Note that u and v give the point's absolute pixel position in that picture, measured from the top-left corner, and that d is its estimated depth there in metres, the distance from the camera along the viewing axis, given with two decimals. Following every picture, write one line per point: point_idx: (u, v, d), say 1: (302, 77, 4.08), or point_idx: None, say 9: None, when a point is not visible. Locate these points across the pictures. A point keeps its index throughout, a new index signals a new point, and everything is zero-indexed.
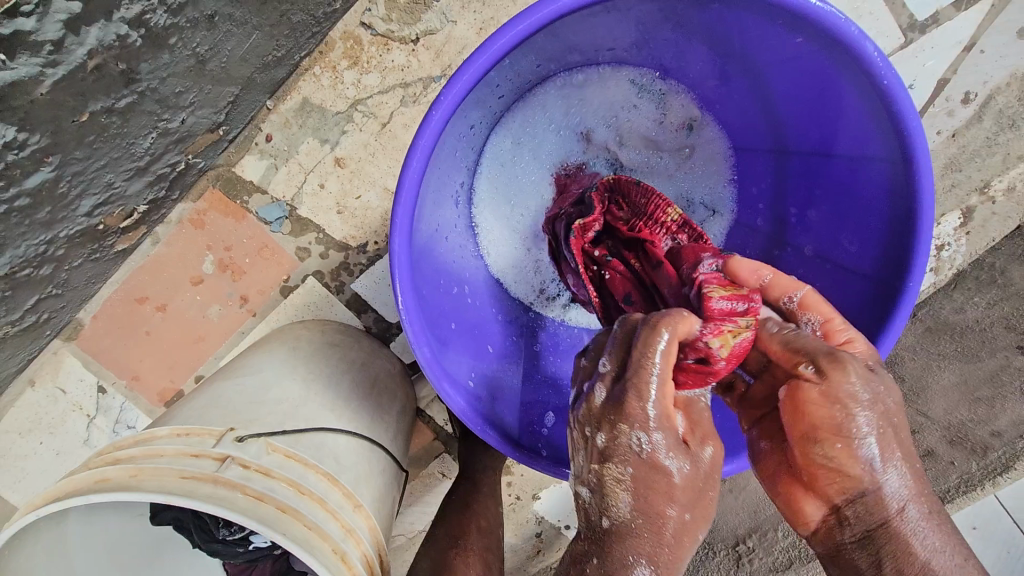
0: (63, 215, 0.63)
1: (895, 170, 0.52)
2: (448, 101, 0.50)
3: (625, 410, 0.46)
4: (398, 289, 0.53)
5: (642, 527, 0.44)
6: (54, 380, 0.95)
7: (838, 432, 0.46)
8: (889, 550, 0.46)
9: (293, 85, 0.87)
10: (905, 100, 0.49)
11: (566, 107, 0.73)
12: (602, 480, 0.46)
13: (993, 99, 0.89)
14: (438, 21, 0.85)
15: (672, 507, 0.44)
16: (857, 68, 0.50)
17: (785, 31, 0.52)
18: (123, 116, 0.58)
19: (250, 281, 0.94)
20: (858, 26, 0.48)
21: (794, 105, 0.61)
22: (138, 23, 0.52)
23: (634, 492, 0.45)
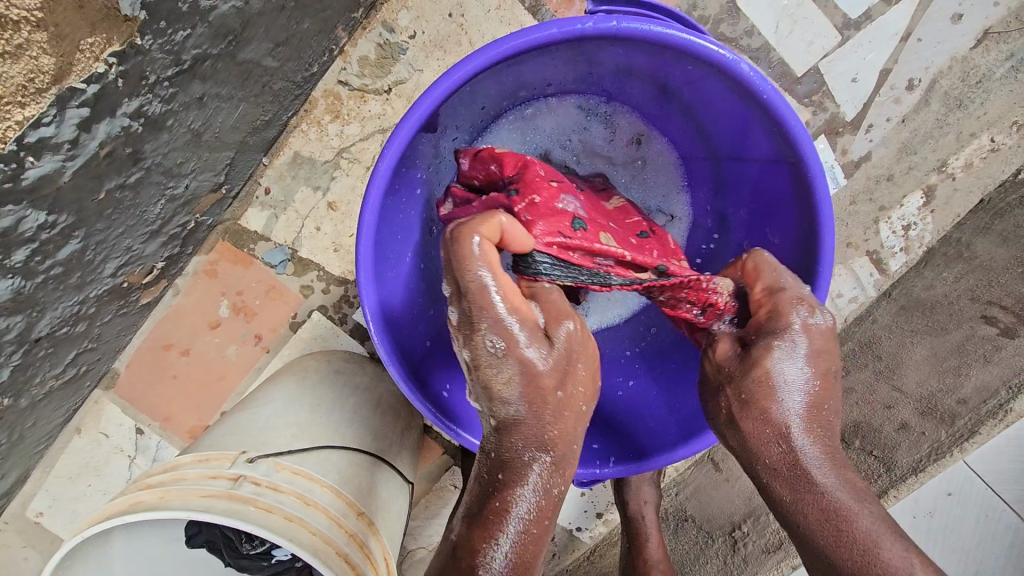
0: (92, 278, 0.73)
1: (796, 168, 0.60)
2: (389, 154, 0.59)
3: (483, 319, 0.50)
4: (368, 317, 0.62)
5: (524, 426, 0.50)
6: (97, 427, 1.06)
7: (741, 402, 0.51)
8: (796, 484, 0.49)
9: (284, 142, 0.96)
10: (788, 109, 0.57)
11: (523, 136, 0.80)
12: (483, 383, 0.51)
13: (937, 83, 0.93)
14: (407, 71, 0.94)
15: (547, 394, 0.51)
16: (743, 85, 0.58)
17: (679, 61, 0.61)
18: (134, 189, 0.68)
19: (262, 320, 1.03)
20: (730, 51, 0.56)
21: (714, 117, 0.68)
22: (138, 114, 0.60)
23: (514, 384, 0.50)
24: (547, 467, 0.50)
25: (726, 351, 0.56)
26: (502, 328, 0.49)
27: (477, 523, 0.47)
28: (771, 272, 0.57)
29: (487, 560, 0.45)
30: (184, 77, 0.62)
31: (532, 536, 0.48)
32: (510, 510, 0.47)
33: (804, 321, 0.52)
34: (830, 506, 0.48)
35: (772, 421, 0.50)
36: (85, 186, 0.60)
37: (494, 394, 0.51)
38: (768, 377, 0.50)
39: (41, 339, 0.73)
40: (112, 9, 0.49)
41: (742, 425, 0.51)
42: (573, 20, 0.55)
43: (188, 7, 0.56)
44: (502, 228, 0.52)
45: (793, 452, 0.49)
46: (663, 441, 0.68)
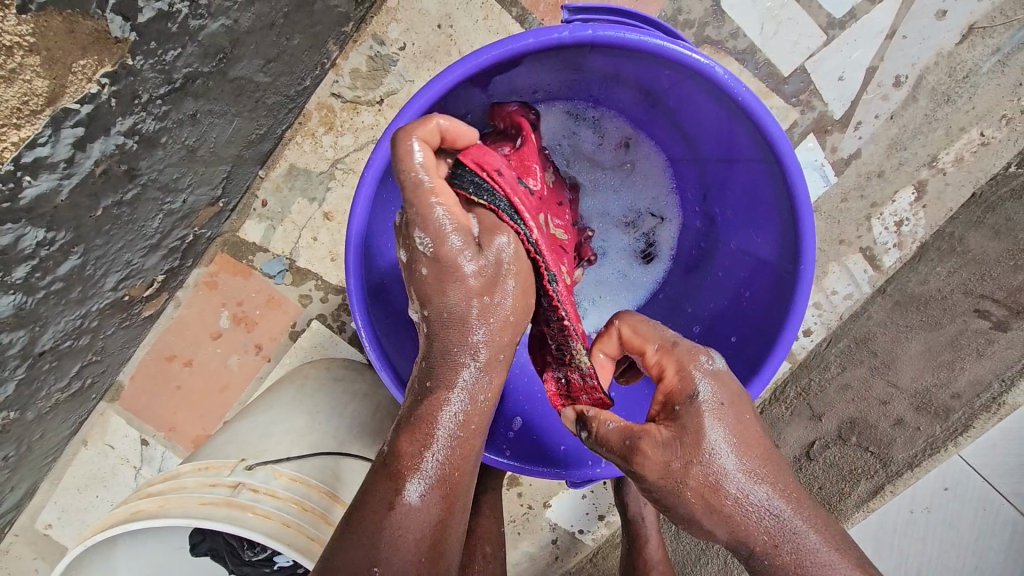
0: (93, 292, 0.75)
1: (775, 168, 0.61)
2: (375, 164, 0.60)
3: (418, 216, 0.52)
4: (359, 324, 0.64)
5: (450, 345, 0.54)
6: (103, 438, 1.08)
7: (708, 482, 0.49)
8: (749, 525, 0.49)
9: (280, 154, 0.98)
10: (764, 113, 0.58)
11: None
12: (418, 294, 0.55)
13: (924, 79, 0.93)
14: (398, 82, 0.95)
15: (474, 312, 0.53)
16: (720, 90, 0.59)
17: (657, 66, 0.62)
18: (131, 205, 0.70)
19: (262, 330, 1.05)
20: (706, 56, 0.57)
21: (696, 120, 0.69)
22: (132, 132, 0.61)
23: (439, 288, 0.53)
24: (472, 378, 0.54)
25: (658, 437, 0.51)
26: (426, 231, 0.52)
27: (403, 432, 0.53)
28: (649, 331, 0.60)
29: (413, 468, 0.51)
30: (176, 95, 0.64)
31: (458, 444, 0.53)
32: (435, 423, 0.52)
33: (708, 369, 0.53)
34: (806, 560, 0.49)
35: (740, 491, 0.49)
36: (82, 203, 0.62)
37: (428, 302, 0.54)
38: (711, 445, 0.50)
39: (45, 353, 0.74)
40: (102, 32, 0.51)
41: (719, 507, 0.49)
42: (550, 30, 0.56)
43: (178, 28, 0.58)
44: (442, 131, 0.53)
45: (770, 513, 0.49)
46: None
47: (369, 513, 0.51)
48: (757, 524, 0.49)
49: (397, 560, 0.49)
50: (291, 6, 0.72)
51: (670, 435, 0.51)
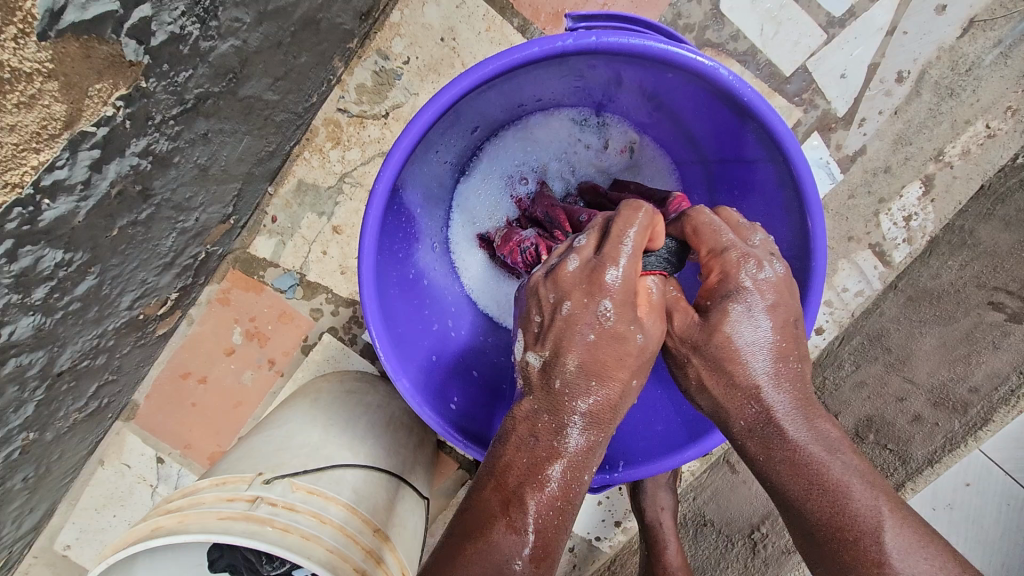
0: (110, 311, 0.76)
1: (783, 165, 0.61)
2: (387, 175, 0.61)
3: (601, 283, 0.52)
4: (373, 334, 0.64)
5: (571, 404, 0.52)
6: (120, 458, 1.09)
7: (711, 365, 0.52)
8: (735, 400, 0.52)
9: (288, 170, 0.99)
10: (771, 110, 0.58)
11: (524, 149, 0.82)
12: (562, 342, 0.53)
13: (926, 74, 0.93)
14: (403, 96, 0.97)
15: (617, 387, 0.52)
16: (724, 91, 0.59)
17: (659, 70, 0.63)
18: (145, 225, 0.71)
19: (275, 345, 1.06)
20: (709, 57, 0.58)
21: (700, 121, 0.70)
22: (145, 153, 0.63)
23: (591, 358, 0.52)
24: (588, 444, 0.52)
25: (683, 321, 0.54)
26: (615, 299, 0.51)
27: (525, 483, 0.51)
28: (711, 228, 0.56)
29: (529, 514, 0.50)
30: (188, 115, 0.65)
31: (566, 498, 0.51)
32: (548, 473, 0.51)
33: (753, 276, 0.52)
34: (781, 447, 0.51)
35: (737, 383, 0.51)
36: (98, 224, 0.63)
37: (571, 363, 0.52)
38: (722, 338, 0.51)
39: (63, 373, 0.76)
40: (117, 56, 0.52)
41: (713, 386, 0.53)
42: (554, 38, 0.57)
43: (189, 49, 0.59)
44: (659, 226, 0.54)
45: (765, 411, 0.51)
46: (670, 442, 0.69)
47: (481, 555, 0.49)
48: (745, 404, 0.51)
49: None
50: (298, 25, 0.74)
51: (693, 324, 0.53)
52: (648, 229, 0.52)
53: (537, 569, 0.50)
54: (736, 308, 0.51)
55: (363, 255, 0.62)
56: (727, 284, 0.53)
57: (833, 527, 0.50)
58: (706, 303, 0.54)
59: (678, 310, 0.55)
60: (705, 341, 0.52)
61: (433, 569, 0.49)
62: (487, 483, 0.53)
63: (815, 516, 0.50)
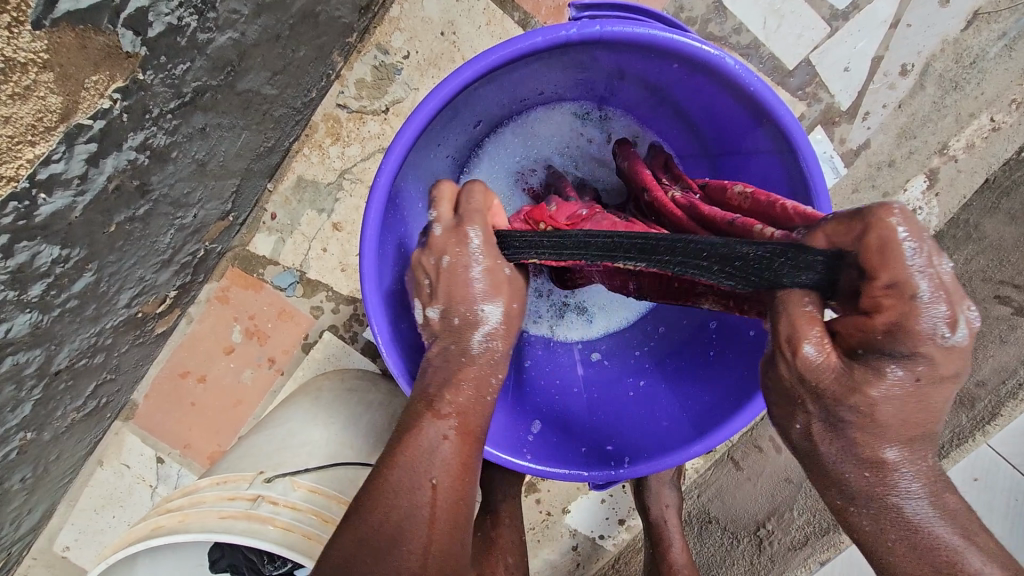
0: (108, 309, 0.76)
1: (790, 155, 0.60)
2: (389, 167, 0.60)
3: (467, 233, 0.58)
4: (375, 330, 0.63)
5: (474, 321, 0.58)
6: (119, 458, 1.10)
7: (828, 419, 0.41)
8: (850, 469, 0.41)
9: (288, 167, 0.98)
10: (776, 99, 0.58)
11: (524, 142, 0.81)
12: (452, 288, 0.58)
13: (930, 67, 0.92)
14: (403, 91, 0.96)
15: (506, 307, 0.59)
16: (729, 81, 0.59)
17: (664, 61, 0.62)
18: (143, 221, 0.70)
19: (275, 343, 1.06)
20: (714, 47, 0.57)
21: (705, 113, 0.69)
22: (143, 147, 0.62)
23: (478, 289, 0.58)
24: (494, 349, 0.58)
25: (813, 358, 0.40)
26: (483, 240, 0.59)
27: (443, 387, 0.55)
28: (898, 253, 0.36)
29: (452, 401, 0.54)
30: (186, 109, 0.64)
31: (486, 393, 0.57)
32: (465, 376, 0.56)
33: (934, 334, 0.37)
34: (904, 531, 0.41)
35: (859, 447, 0.41)
36: (95, 220, 0.62)
37: (466, 298, 0.58)
38: (858, 396, 0.39)
39: (61, 372, 0.75)
40: (113, 47, 0.51)
41: (825, 450, 0.42)
42: (557, 28, 0.56)
43: (187, 41, 0.59)
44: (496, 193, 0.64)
45: (887, 485, 0.41)
46: (676, 438, 0.69)
47: (413, 439, 0.52)
48: (864, 476, 0.41)
49: (448, 487, 0.51)
50: (297, 18, 0.73)
51: (830, 370, 0.40)
52: (489, 194, 0.62)
53: (466, 447, 0.54)
54: (895, 371, 0.38)
55: (364, 248, 0.62)
56: (892, 340, 0.38)
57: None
58: (855, 348, 0.40)
59: (806, 340, 0.40)
60: (838, 398, 0.40)
61: (375, 472, 0.51)
62: (414, 399, 0.56)
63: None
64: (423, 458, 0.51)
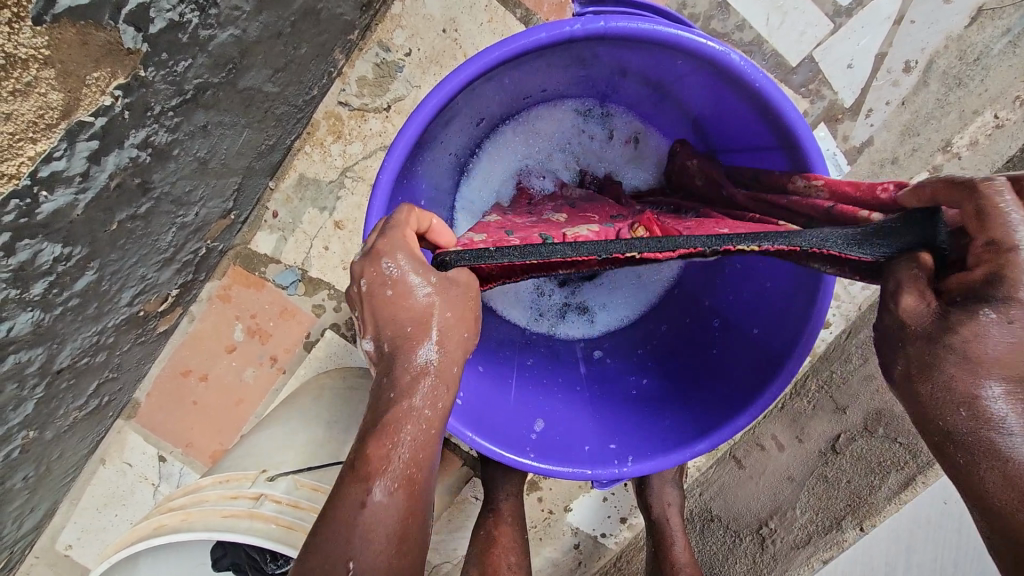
0: (109, 307, 0.75)
1: (794, 151, 0.60)
2: (390, 166, 0.60)
3: (378, 253, 0.50)
4: None
5: (403, 351, 0.49)
6: (121, 457, 1.10)
7: (921, 358, 0.40)
8: (948, 411, 0.39)
9: (289, 165, 0.98)
10: (781, 95, 0.57)
11: (525, 140, 0.80)
12: (376, 315, 0.50)
13: (934, 63, 0.92)
14: (404, 88, 0.95)
15: (438, 323, 0.49)
16: (733, 77, 0.58)
17: (668, 57, 0.62)
18: (145, 219, 0.70)
19: (277, 342, 1.06)
20: (719, 43, 0.57)
21: (708, 110, 0.69)
22: (145, 145, 0.62)
23: (400, 308, 0.49)
24: (431, 377, 0.48)
25: (912, 305, 0.40)
26: (399, 256, 0.49)
27: (367, 437, 0.47)
28: (1000, 217, 0.37)
29: (376, 457, 0.46)
30: (187, 106, 0.64)
31: (425, 434, 0.48)
32: (391, 421, 0.47)
33: None
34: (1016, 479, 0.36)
35: (952, 382, 0.39)
36: (97, 218, 0.62)
37: (391, 320, 0.49)
38: (950, 339, 0.38)
39: (63, 370, 0.75)
40: (115, 43, 0.51)
41: (922, 388, 0.40)
42: (561, 23, 0.56)
43: (188, 38, 0.58)
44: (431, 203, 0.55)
45: (987, 426, 0.38)
46: (679, 435, 0.68)
47: (336, 507, 0.46)
48: (964, 420, 0.38)
49: (374, 556, 0.44)
50: (298, 15, 0.73)
51: (926, 314, 0.40)
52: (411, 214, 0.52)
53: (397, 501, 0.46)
54: (994, 316, 0.37)
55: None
56: (993, 287, 0.37)
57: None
58: (954, 298, 0.39)
59: (908, 294, 0.40)
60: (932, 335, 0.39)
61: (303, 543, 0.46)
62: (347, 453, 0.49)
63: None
64: (345, 531, 0.44)
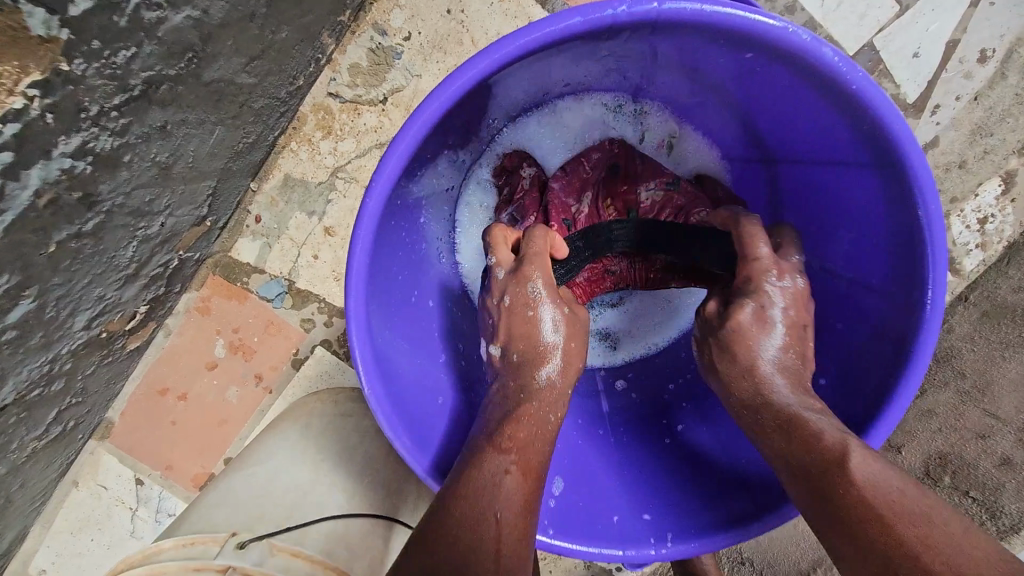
0: (60, 334, 0.66)
1: (889, 174, 0.49)
2: (381, 182, 0.49)
3: (525, 273, 0.59)
4: (362, 371, 0.52)
5: (536, 361, 0.58)
6: (95, 479, 1.01)
7: (719, 347, 0.59)
8: (728, 381, 0.58)
9: (273, 164, 0.86)
10: (882, 100, 0.46)
11: (547, 134, 0.73)
12: (512, 330, 0.59)
13: (1014, 53, 0.80)
14: (403, 78, 0.83)
15: (558, 340, 0.58)
16: (819, 76, 0.47)
17: (732, 50, 0.50)
18: (94, 236, 0.59)
19: (261, 359, 0.95)
20: (808, 32, 0.45)
21: (772, 114, 0.58)
22: (82, 153, 0.51)
23: (536, 319, 0.58)
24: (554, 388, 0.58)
25: (712, 309, 0.61)
26: (542, 279, 0.59)
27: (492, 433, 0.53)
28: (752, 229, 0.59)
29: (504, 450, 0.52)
30: (137, 104, 0.53)
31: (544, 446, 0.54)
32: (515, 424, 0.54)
33: (776, 284, 0.57)
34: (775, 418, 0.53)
35: (738, 362, 0.56)
36: (27, 241, 0.51)
37: (527, 335, 0.58)
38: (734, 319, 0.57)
39: (7, 407, 0.65)
40: (18, 29, 0.40)
41: (721, 374, 0.59)
42: (603, 5, 0.44)
43: (128, 21, 0.47)
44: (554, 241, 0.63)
45: (760, 385, 0.55)
46: (731, 505, 0.57)
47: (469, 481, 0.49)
48: (731, 383, 0.57)
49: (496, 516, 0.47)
50: None
51: (712, 314, 0.61)
52: (549, 234, 0.62)
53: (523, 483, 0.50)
54: (753, 305, 0.56)
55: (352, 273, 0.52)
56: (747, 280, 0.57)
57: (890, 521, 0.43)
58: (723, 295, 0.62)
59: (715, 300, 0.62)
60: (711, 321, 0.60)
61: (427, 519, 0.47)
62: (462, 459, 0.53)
63: (875, 519, 0.43)
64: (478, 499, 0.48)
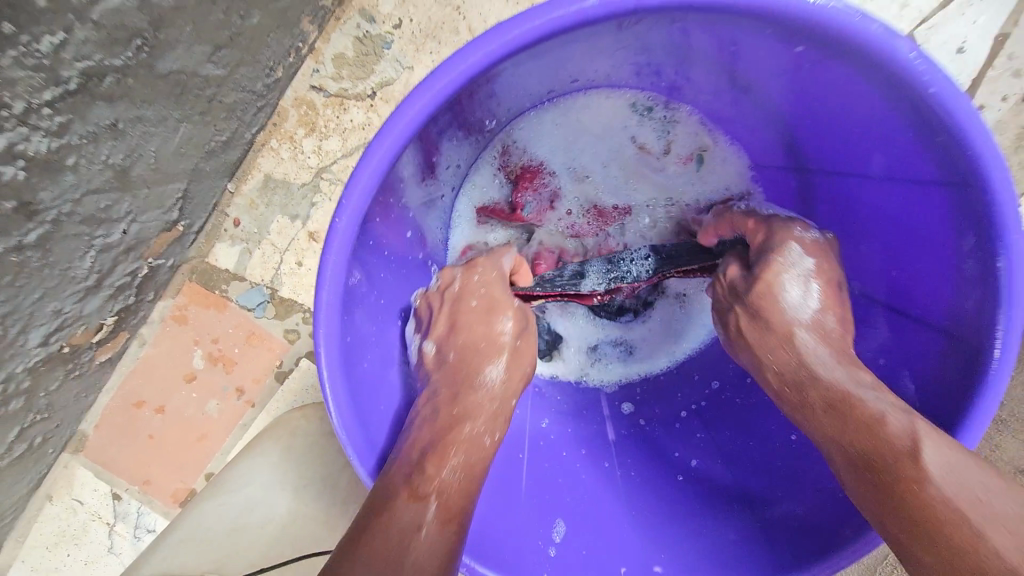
0: (11, 352, 0.60)
1: (967, 196, 0.43)
2: (359, 197, 0.45)
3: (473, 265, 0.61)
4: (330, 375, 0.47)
5: (473, 367, 0.56)
6: (71, 493, 0.90)
7: (750, 317, 0.55)
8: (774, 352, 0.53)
9: (252, 164, 0.80)
10: (964, 110, 0.41)
11: (567, 143, 0.67)
12: (455, 326, 0.57)
13: None
14: (393, 70, 0.76)
15: (504, 331, 0.58)
16: (886, 76, 0.42)
17: (779, 39, 0.45)
18: (42, 247, 0.55)
19: (244, 371, 0.88)
20: (881, 26, 0.40)
21: (814, 123, 0.54)
22: (11, 156, 0.47)
23: (487, 307, 0.59)
24: (498, 384, 0.56)
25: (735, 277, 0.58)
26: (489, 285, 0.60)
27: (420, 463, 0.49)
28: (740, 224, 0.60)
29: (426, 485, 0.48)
30: (77, 99, 0.50)
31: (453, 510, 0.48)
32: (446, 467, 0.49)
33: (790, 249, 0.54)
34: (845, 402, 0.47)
35: (783, 337, 0.53)
36: None
37: (468, 329, 0.57)
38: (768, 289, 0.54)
39: None
40: None
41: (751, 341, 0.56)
42: None
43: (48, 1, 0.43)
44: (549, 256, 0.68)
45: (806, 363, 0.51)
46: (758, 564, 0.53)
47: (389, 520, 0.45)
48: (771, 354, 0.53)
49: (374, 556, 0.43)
50: None
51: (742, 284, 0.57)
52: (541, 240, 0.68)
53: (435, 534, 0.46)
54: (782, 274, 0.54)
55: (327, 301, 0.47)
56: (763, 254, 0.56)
57: (962, 527, 0.40)
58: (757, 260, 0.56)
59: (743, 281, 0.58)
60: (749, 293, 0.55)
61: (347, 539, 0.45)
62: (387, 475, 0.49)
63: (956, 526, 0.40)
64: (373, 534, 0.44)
